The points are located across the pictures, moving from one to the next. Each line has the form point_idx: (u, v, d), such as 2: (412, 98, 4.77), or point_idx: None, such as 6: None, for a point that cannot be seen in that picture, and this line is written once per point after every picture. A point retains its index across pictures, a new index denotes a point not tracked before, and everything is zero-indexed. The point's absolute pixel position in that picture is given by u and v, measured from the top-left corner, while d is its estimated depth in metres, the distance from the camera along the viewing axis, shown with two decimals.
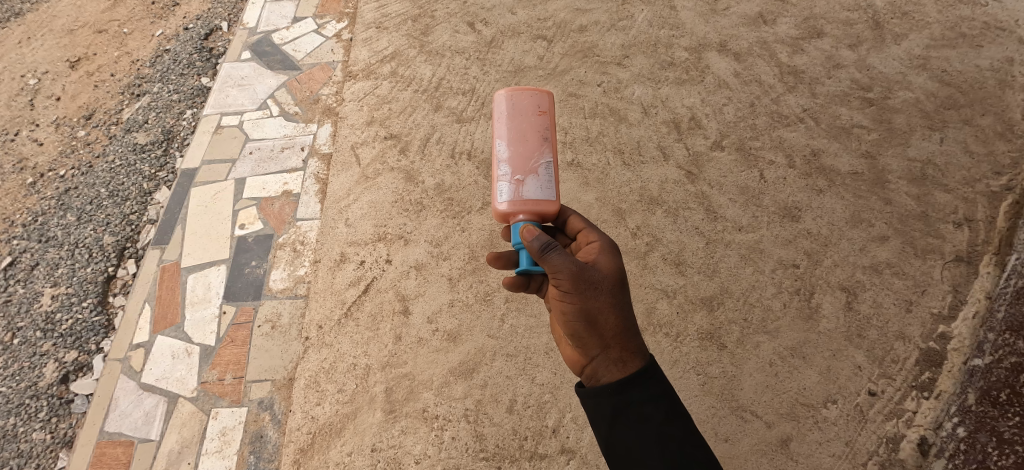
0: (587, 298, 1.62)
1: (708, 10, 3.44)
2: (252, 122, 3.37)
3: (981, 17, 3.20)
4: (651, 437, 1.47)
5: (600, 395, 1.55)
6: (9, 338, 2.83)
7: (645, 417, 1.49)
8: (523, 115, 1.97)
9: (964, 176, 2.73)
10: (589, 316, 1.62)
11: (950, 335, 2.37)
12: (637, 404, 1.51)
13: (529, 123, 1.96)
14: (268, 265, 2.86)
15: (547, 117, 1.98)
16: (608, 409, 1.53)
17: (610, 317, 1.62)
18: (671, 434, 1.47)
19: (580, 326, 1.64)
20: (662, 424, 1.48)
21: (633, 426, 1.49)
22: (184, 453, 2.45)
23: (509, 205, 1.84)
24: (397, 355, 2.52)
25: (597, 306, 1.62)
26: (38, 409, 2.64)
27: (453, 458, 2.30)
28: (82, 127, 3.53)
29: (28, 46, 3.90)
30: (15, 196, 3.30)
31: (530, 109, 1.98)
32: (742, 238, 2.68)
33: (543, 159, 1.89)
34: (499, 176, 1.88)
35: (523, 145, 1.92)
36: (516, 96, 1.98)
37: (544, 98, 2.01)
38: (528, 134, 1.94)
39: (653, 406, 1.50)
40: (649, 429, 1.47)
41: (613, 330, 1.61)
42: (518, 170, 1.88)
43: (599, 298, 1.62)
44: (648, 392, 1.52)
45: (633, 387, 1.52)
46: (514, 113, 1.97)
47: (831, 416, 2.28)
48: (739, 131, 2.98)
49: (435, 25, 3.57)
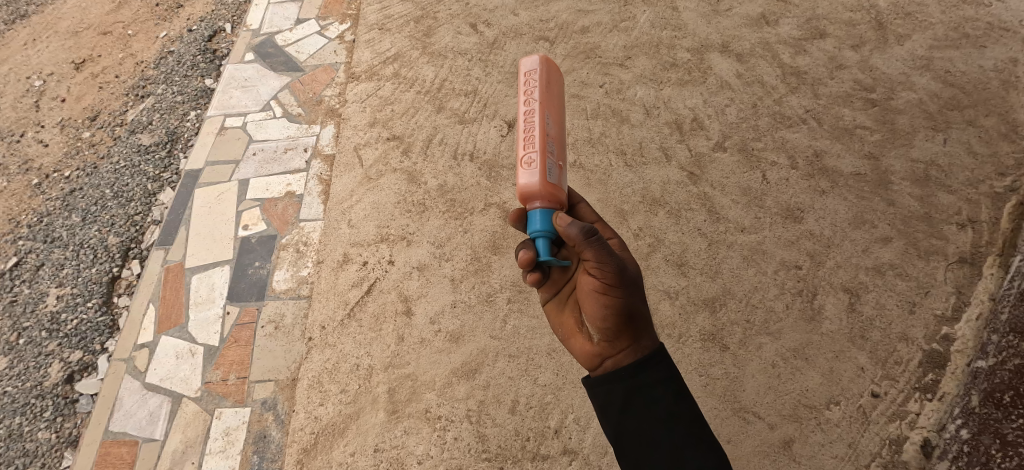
0: (627, 295, 1.58)
1: (710, 10, 3.44)
2: (256, 123, 3.38)
3: (984, 17, 3.19)
4: (661, 416, 1.44)
5: (619, 379, 1.52)
6: (15, 338, 2.85)
7: (654, 397, 1.47)
8: (553, 98, 1.86)
9: (968, 177, 2.73)
10: (628, 310, 1.57)
11: (954, 336, 2.36)
12: (649, 385, 1.49)
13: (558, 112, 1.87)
14: (272, 266, 2.87)
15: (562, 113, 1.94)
16: (620, 392, 1.51)
17: (642, 316, 1.61)
18: (682, 414, 1.44)
19: (617, 320, 1.57)
20: (672, 404, 1.46)
21: (646, 409, 1.46)
22: (188, 452, 2.46)
23: (551, 186, 1.68)
24: (400, 355, 2.53)
25: (636, 301, 1.59)
26: (43, 409, 2.65)
27: (455, 458, 2.31)
28: (86, 128, 3.54)
29: (34, 47, 3.93)
30: (20, 197, 3.32)
31: (558, 95, 1.89)
32: (745, 239, 2.67)
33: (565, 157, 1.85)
34: (548, 152, 1.70)
35: (558, 133, 1.82)
36: (551, 77, 1.88)
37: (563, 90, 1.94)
38: (558, 119, 1.84)
39: (665, 387, 1.49)
40: (658, 408, 1.45)
41: (644, 324, 1.59)
42: (558, 156, 1.77)
43: (637, 297, 1.61)
44: (658, 374, 1.51)
45: (645, 369, 1.51)
46: (553, 89, 1.86)
47: (833, 418, 2.27)
48: (741, 132, 2.98)
49: (438, 27, 3.58)
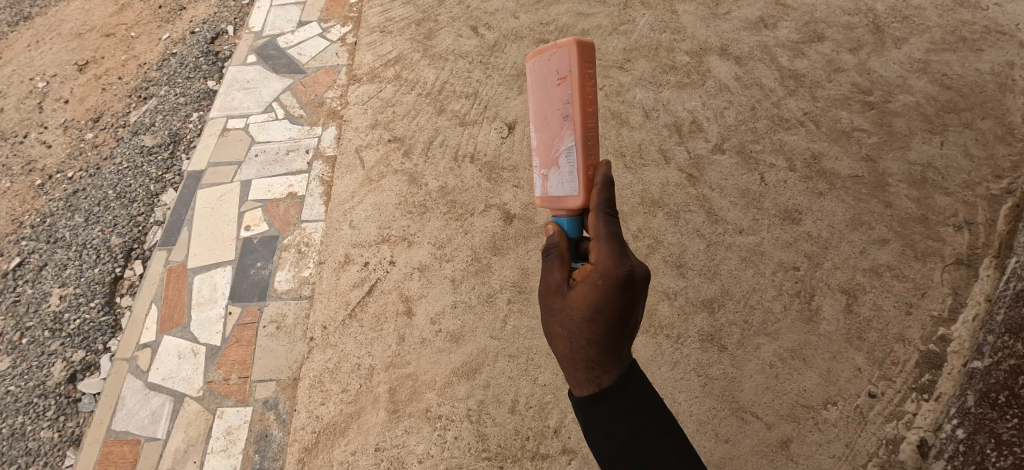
0: (549, 319, 1.74)
1: (709, 13, 3.47)
2: (258, 125, 3.40)
3: (981, 20, 3.21)
4: (616, 450, 1.53)
5: (577, 405, 1.63)
6: (18, 338, 2.87)
7: (612, 431, 1.55)
8: (546, 88, 1.81)
9: (964, 179, 2.75)
10: (551, 335, 1.75)
11: (951, 337, 2.39)
12: (607, 418, 1.56)
13: (550, 98, 1.80)
14: (274, 266, 2.89)
15: (570, 87, 1.75)
16: (583, 415, 1.62)
17: (563, 345, 1.68)
18: (637, 451, 1.52)
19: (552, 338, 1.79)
20: (629, 440, 1.53)
21: (604, 440, 1.55)
22: (190, 451, 2.48)
23: (540, 200, 1.91)
24: (401, 355, 2.55)
25: (555, 330, 1.71)
26: (45, 408, 2.67)
27: (455, 457, 2.33)
28: (89, 130, 3.57)
29: (38, 49, 3.95)
30: (23, 197, 3.34)
31: (549, 79, 1.79)
32: (743, 240, 2.70)
33: (564, 147, 1.79)
34: (534, 168, 1.92)
35: (548, 130, 1.83)
36: (539, 64, 1.81)
37: (566, 60, 1.75)
38: (549, 113, 1.81)
39: (622, 421, 1.55)
40: (615, 442, 1.54)
41: (562, 356, 1.68)
42: (544, 163, 1.86)
43: (557, 324, 1.71)
44: (618, 408, 1.56)
45: (602, 403, 1.58)
46: (540, 81, 1.82)
47: (831, 418, 2.29)
48: (740, 134, 3.00)
49: (439, 29, 3.61)
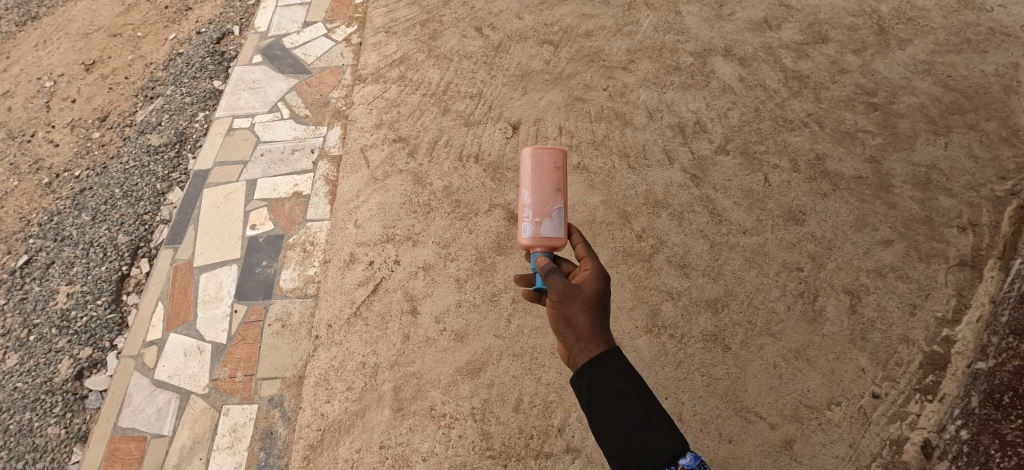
0: (565, 306, 1.57)
1: (714, 15, 3.48)
2: (264, 124, 3.42)
3: (986, 22, 3.22)
4: (616, 406, 1.34)
5: (581, 374, 1.44)
6: (25, 335, 2.89)
7: (609, 387, 1.37)
8: (540, 171, 1.96)
9: (969, 180, 2.75)
10: (566, 320, 1.55)
11: (955, 338, 2.38)
12: (602, 373, 1.39)
13: (546, 178, 1.94)
14: (279, 265, 2.90)
15: (561, 174, 1.97)
16: (582, 383, 1.42)
17: (584, 320, 1.53)
18: (637, 401, 1.33)
19: (559, 331, 1.57)
20: (629, 391, 1.34)
21: (606, 400, 1.35)
22: (195, 448, 2.49)
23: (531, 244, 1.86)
24: (405, 354, 2.56)
25: (574, 310, 1.55)
26: (52, 404, 2.69)
27: (459, 456, 2.33)
28: (96, 129, 3.59)
29: (45, 49, 3.98)
30: (31, 196, 3.36)
31: (545, 165, 1.96)
32: (746, 241, 2.70)
33: (559, 208, 1.90)
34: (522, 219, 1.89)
35: (541, 197, 1.91)
36: (534, 152, 1.98)
37: (559, 155, 2.00)
38: (543, 186, 1.93)
39: (617, 374, 1.38)
40: (610, 397, 1.35)
41: (585, 328, 1.51)
42: (536, 216, 1.88)
43: (575, 304, 1.56)
44: (616, 365, 1.40)
45: (600, 361, 1.42)
46: (532, 167, 1.96)
47: (834, 418, 2.29)
48: (743, 135, 3.01)
49: (443, 30, 3.62)
